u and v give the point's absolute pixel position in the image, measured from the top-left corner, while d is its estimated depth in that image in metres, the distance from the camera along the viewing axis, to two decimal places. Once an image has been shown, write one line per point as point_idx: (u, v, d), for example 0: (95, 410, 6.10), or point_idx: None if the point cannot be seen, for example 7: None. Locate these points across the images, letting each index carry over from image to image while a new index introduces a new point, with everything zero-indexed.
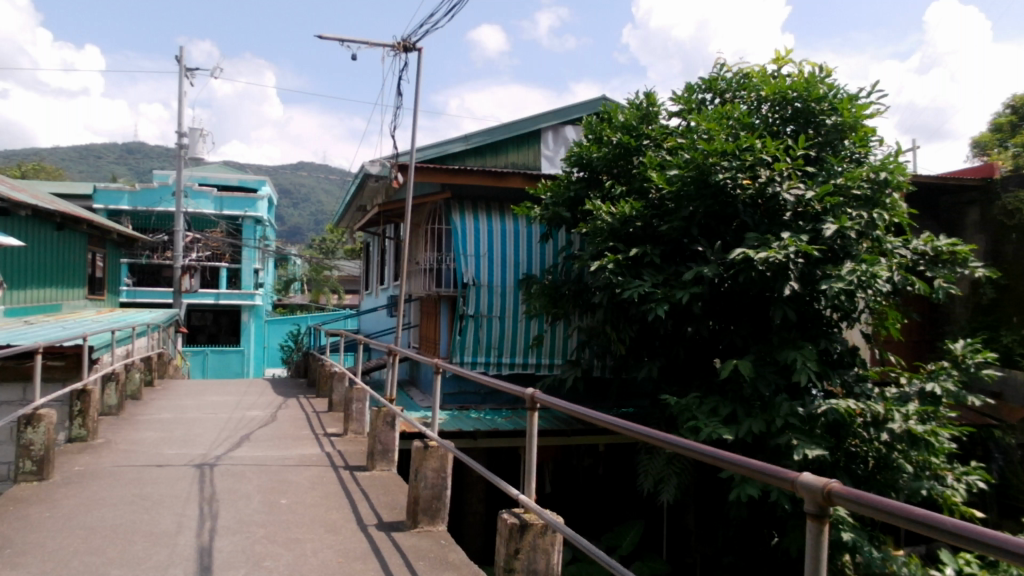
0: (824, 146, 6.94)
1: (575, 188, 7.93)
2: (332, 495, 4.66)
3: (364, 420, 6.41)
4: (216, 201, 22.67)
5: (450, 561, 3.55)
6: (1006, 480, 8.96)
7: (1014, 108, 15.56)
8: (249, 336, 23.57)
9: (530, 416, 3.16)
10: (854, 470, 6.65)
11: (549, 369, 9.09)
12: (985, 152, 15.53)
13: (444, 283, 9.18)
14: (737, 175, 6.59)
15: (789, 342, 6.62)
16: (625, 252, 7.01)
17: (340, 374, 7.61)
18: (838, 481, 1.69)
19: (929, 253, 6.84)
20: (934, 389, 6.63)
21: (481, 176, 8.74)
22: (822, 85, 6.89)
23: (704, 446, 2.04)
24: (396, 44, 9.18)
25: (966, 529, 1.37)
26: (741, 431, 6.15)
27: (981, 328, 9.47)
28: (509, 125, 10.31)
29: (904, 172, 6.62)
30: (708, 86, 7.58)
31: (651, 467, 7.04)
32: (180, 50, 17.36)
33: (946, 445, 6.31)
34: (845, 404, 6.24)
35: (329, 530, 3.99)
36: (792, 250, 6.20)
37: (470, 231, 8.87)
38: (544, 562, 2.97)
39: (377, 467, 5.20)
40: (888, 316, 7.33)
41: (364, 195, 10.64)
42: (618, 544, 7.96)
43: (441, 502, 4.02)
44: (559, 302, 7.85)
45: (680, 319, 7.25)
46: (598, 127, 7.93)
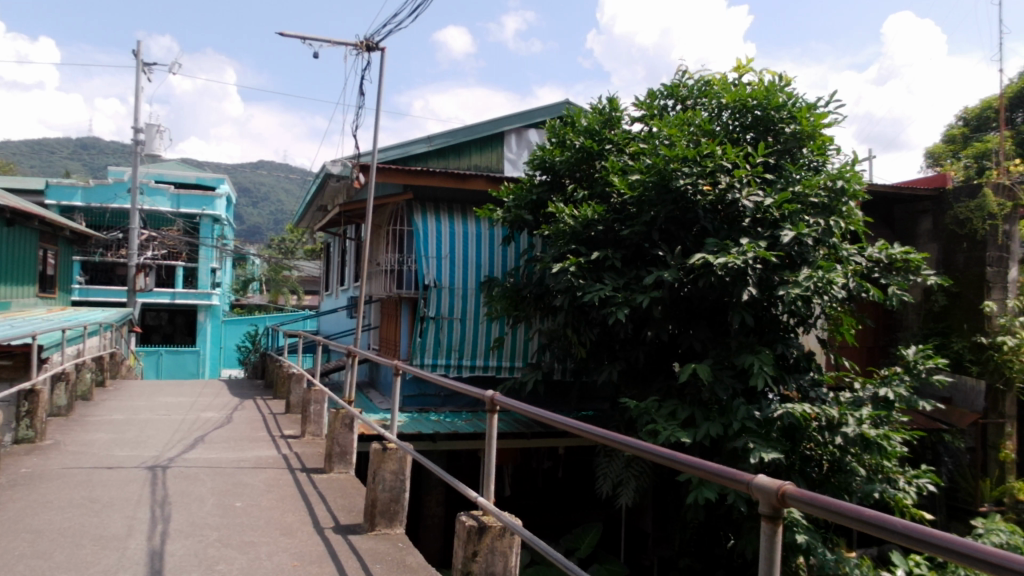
0: (782, 154, 7.06)
1: (537, 191, 7.94)
2: (287, 497, 4.60)
3: (322, 422, 6.34)
4: (172, 199, 22.23)
5: (408, 564, 3.53)
6: (954, 483, 9.19)
7: (967, 120, 16.03)
8: (206, 336, 23.24)
9: (490, 418, 3.15)
10: (809, 473, 6.78)
11: (510, 371, 9.09)
12: (937, 163, 15.97)
13: (405, 285, 9.12)
14: (698, 181, 6.65)
15: (746, 347, 6.71)
16: (587, 255, 7.05)
17: (298, 375, 7.51)
18: (792, 483, 1.71)
19: (884, 260, 6.99)
20: (887, 394, 6.77)
21: (443, 178, 8.70)
22: (781, 94, 6.99)
23: (661, 448, 2.05)
24: (358, 43, 9.08)
25: (914, 530, 1.39)
26: (699, 435, 6.21)
27: (932, 335, 9.71)
28: (472, 127, 10.30)
29: (860, 181, 6.74)
30: (669, 93, 7.63)
31: (610, 470, 7.07)
32: (138, 45, 17.05)
33: (898, 449, 6.45)
34: (801, 408, 6.34)
35: (285, 533, 3.93)
36: (751, 256, 6.29)
37: (432, 233, 8.83)
38: (502, 564, 2.96)
39: (335, 470, 5.15)
40: (844, 322, 7.45)
41: (325, 195, 10.54)
42: (576, 546, 7.99)
43: (399, 505, 4.00)
44: (520, 304, 7.85)
45: (639, 322, 7.28)
46: (561, 130, 7.94)
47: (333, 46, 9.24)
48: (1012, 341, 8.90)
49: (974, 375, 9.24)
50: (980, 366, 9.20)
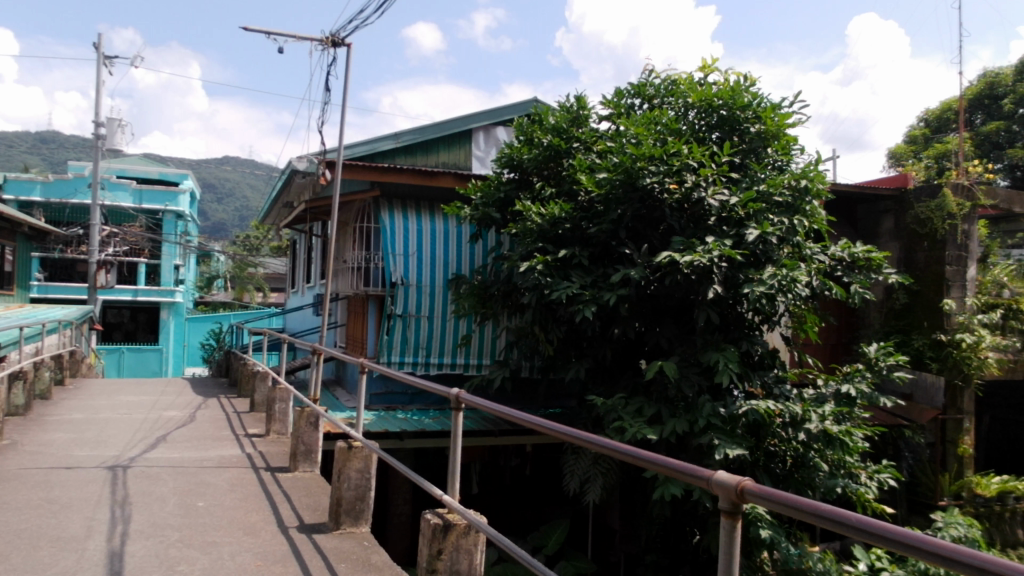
0: (747, 154, 7.13)
1: (505, 189, 7.93)
2: (251, 497, 4.55)
3: (287, 421, 6.29)
4: (135, 194, 21.87)
5: (373, 563, 3.52)
6: (915, 478, 9.35)
7: (928, 122, 16.34)
8: (169, 334, 22.91)
9: (455, 416, 3.15)
10: (773, 469, 6.87)
11: (477, 369, 9.09)
12: (899, 162, 16.24)
13: (372, 283, 9.06)
14: (664, 179, 6.70)
15: (712, 345, 6.77)
16: (554, 253, 7.06)
17: (263, 374, 7.42)
18: (751, 479, 1.73)
19: (846, 259, 7.10)
20: (849, 390, 6.88)
21: (411, 174, 8.66)
22: (747, 94, 7.06)
23: (625, 446, 2.07)
24: (324, 39, 8.99)
25: (869, 525, 1.41)
26: (665, 432, 6.26)
27: (893, 332, 9.88)
28: (440, 124, 10.26)
29: (823, 181, 6.83)
30: (636, 92, 7.68)
31: (577, 467, 7.10)
32: (99, 37, 16.74)
33: (859, 444, 6.57)
34: (765, 404, 6.41)
35: (248, 533, 3.89)
36: (716, 254, 6.34)
37: (399, 230, 8.78)
38: (467, 562, 2.96)
39: (300, 469, 5.11)
40: (807, 320, 7.55)
41: (290, 191, 10.43)
42: (543, 543, 8.01)
43: (365, 503, 3.98)
44: (487, 302, 7.85)
45: (606, 320, 7.32)
46: (529, 127, 7.95)
47: (298, 41, 9.12)
48: (970, 338, 9.20)
49: (934, 372, 9.42)
50: (939, 363, 9.39)
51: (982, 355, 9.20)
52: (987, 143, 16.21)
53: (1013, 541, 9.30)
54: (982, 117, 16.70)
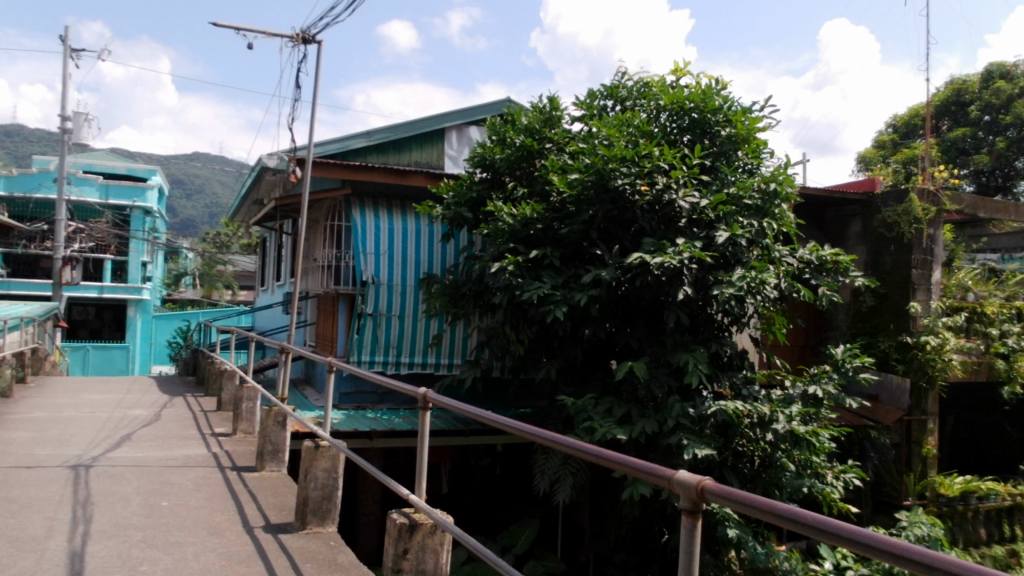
0: (718, 156, 7.19)
1: (477, 188, 7.91)
2: (217, 496, 4.51)
3: (254, 420, 6.24)
4: (101, 189, 21.56)
5: (339, 563, 3.50)
6: (880, 478, 9.48)
7: (896, 127, 16.62)
8: (136, 331, 22.61)
9: (423, 415, 3.15)
10: (740, 469, 6.94)
11: (448, 369, 9.07)
12: (868, 167, 16.49)
13: (343, 281, 9.01)
14: (635, 181, 6.74)
15: (681, 345, 6.82)
16: (526, 254, 7.07)
17: (230, 373, 7.35)
18: (711, 478, 1.74)
19: (814, 262, 7.18)
20: (816, 391, 6.97)
21: (383, 173, 8.63)
22: (718, 97, 7.12)
23: (589, 445, 2.09)
24: (294, 35, 8.93)
25: (824, 523, 1.45)
26: (634, 432, 6.30)
27: (860, 334, 10.05)
28: (413, 123, 10.24)
29: (793, 184, 6.89)
30: (609, 93, 7.71)
31: (547, 467, 7.12)
32: (65, 30, 16.48)
33: (826, 445, 6.65)
34: (733, 405, 6.49)
35: (213, 533, 3.86)
36: (686, 256, 6.40)
37: (371, 229, 8.75)
38: (433, 561, 2.96)
39: (266, 468, 5.07)
40: (776, 321, 7.61)
41: (260, 188, 10.34)
42: (512, 544, 8.02)
43: (331, 502, 3.96)
44: (459, 301, 7.84)
45: (577, 321, 7.34)
46: (502, 128, 7.95)
47: (269, 37, 9.06)
48: (935, 340, 9.34)
49: (899, 373, 9.59)
50: (905, 365, 9.54)
51: (947, 357, 9.32)
52: (953, 149, 16.53)
53: (974, 540, 9.49)
54: (948, 123, 16.96)
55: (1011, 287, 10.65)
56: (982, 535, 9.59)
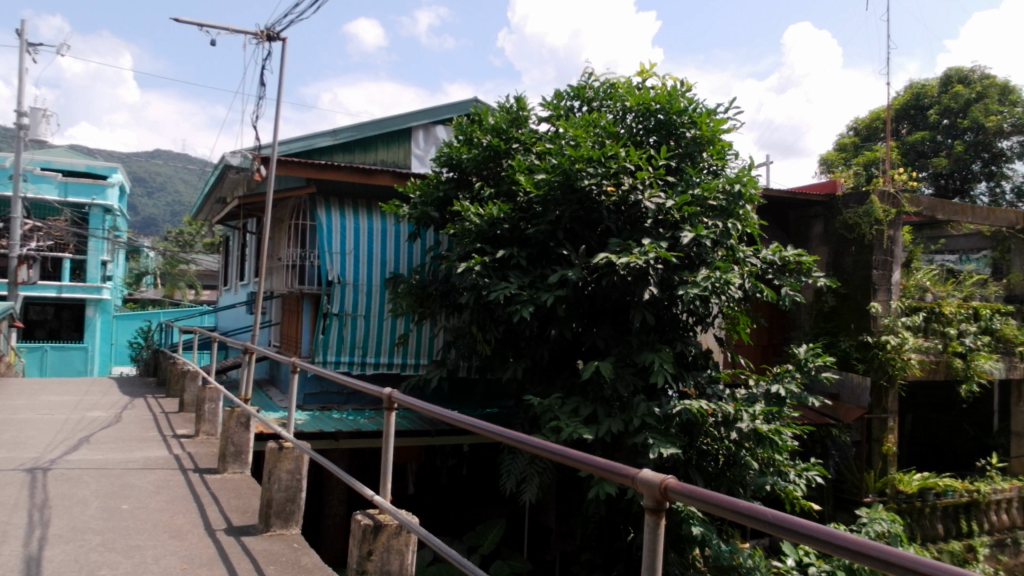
0: (683, 158, 7.25)
1: (444, 188, 7.89)
2: (179, 499, 4.44)
3: (217, 421, 6.17)
4: (60, 187, 21.15)
5: (303, 565, 3.47)
6: (842, 475, 9.63)
7: (857, 130, 16.89)
8: (96, 331, 22.21)
9: (388, 416, 3.13)
10: (705, 467, 7.00)
11: (414, 369, 9.03)
12: (830, 169, 16.75)
13: (308, 281, 8.93)
14: (602, 181, 6.77)
15: (647, 345, 6.86)
16: (492, 254, 7.07)
17: (192, 373, 7.25)
18: (674, 477, 1.76)
19: (777, 263, 7.27)
20: (779, 390, 7.06)
21: (349, 172, 8.56)
22: (683, 99, 7.18)
23: (554, 445, 2.10)
24: (258, 32, 8.82)
25: (783, 520, 1.47)
26: (600, 431, 6.33)
27: (823, 333, 10.21)
28: (379, 121, 10.18)
29: (756, 186, 6.94)
30: (576, 94, 7.74)
31: (513, 467, 7.12)
32: (22, 24, 16.14)
33: (788, 443, 6.74)
34: (698, 404, 6.55)
35: (174, 536, 3.80)
36: (652, 256, 6.44)
37: (336, 228, 8.69)
38: (397, 563, 2.94)
39: (229, 470, 5.01)
40: (740, 321, 7.68)
41: (223, 187, 10.21)
42: (479, 544, 8.01)
43: (295, 504, 3.92)
44: (425, 301, 7.82)
45: (544, 321, 7.35)
46: (468, 127, 7.94)
47: (233, 34, 8.96)
48: (895, 340, 9.50)
49: (860, 372, 9.75)
50: (865, 364, 9.70)
51: (906, 356, 9.50)
52: (913, 152, 16.83)
53: (932, 535, 9.68)
54: (907, 127, 17.27)
55: (968, 287, 10.89)
56: (939, 531, 9.77)
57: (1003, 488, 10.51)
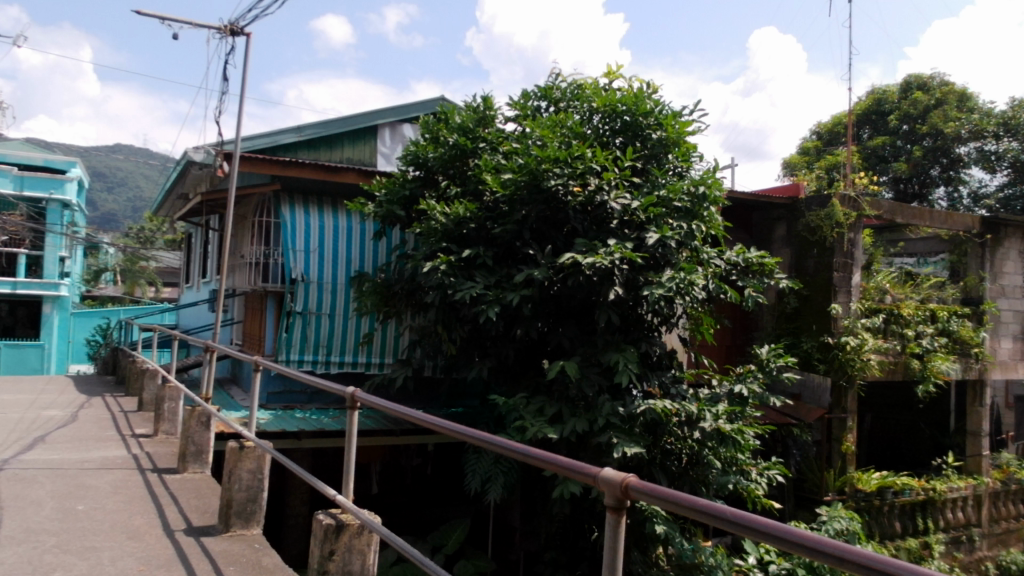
0: (649, 159, 7.30)
1: (410, 187, 7.85)
2: (137, 499, 4.37)
3: (177, 421, 6.08)
4: (16, 181, 20.69)
5: (264, 566, 3.43)
6: (802, 474, 9.79)
7: (820, 134, 17.15)
8: (53, 329, 21.77)
9: (351, 415, 3.11)
10: (669, 466, 7.05)
11: (379, 368, 8.99)
12: (793, 172, 16.99)
13: (271, 279, 8.82)
14: (568, 182, 6.78)
15: (612, 345, 6.90)
16: (458, 253, 7.05)
17: (152, 372, 7.14)
18: (635, 475, 1.76)
19: (741, 264, 7.34)
20: (742, 390, 7.14)
21: (313, 169, 8.49)
22: (649, 101, 7.24)
23: (517, 444, 2.10)
24: (222, 27, 8.71)
25: (742, 517, 1.48)
26: (565, 431, 6.35)
27: (784, 334, 10.36)
28: (345, 119, 10.11)
29: (721, 188, 7.00)
30: (543, 94, 7.76)
31: (478, 466, 7.11)
32: None
33: (750, 442, 6.82)
34: (662, 403, 6.59)
35: (132, 537, 3.74)
36: (617, 257, 6.48)
37: (300, 226, 8.62)
38: (359, 562, 2.93)
39: (189, 470, 4.94)
40: (703, 321, 7.75)
41: (185, 183, 10.06)
42: (443, 543, 7.99)
43: (256, 504, 3.88)
44: (390, 300, 7.78)
45: (510, 321, 7.35)
46: (435, 126, 7.93)
47: (195, 28, 8.84)
48: (854, 341, 9.66)
49: (821, 373, 9.91)
50: (826, 364, 9.86)
51: (864, 357, 9.67)
52: (874, 157, 17.11)
53: (890, 533, 9.85)
54: (869, 131, 17.56)
55: (926, 289, 11.11)
56: (896, 528, 9.94)
57: (959, 486, 10.74)
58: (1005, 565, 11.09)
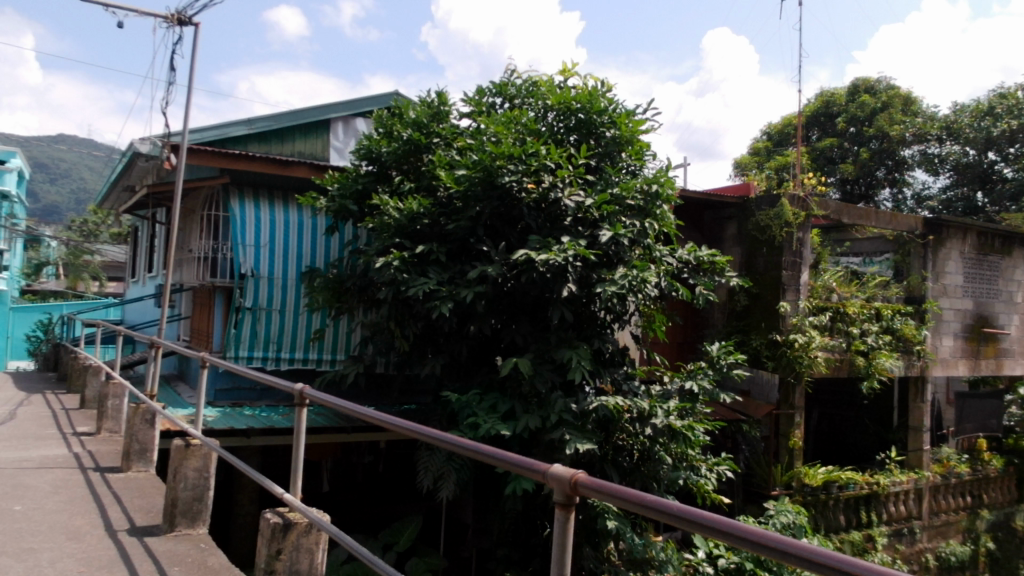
0: (603, 157, 7.34)
1: (363, 182, 7.78)
2: (77, 499, 4.26)
3: (120, 419, 5.94)
4: None
5: (209, 566, 3.37)
6: (751, 469, 9.96)
7: (770, 135, 17.44)
8: None
9: (299, 413, 3.07)
10: (620, 463, 7.11)
11: (331, 365, 8.90)
12: (743, 172, 17.25)
13: (220, 274, 8.66)
14: (522, 178, 6.79)
15: (565, 342, 6.92)
16: (411, 249, 7.00)
17: (95, 369, 6.96)
18: (585, 472, 1.77)
19: (692, 262, 7.43)
20: (692, 387, 7.24)
21: (264, 163, 8.36)
22: (603, 99, 7.27)
23: (467, 441, 2.10)
24: (169, 16, 8.52)
25: (689, 513, 1.50)
26: (518, 427, 6.35)
27: (734, 332, 10.53)
28: (297, 112, 9.97)
29: (673, 187, 7.06)
30: (498, 91, 7.76)
31: (431, 463, 7.08)
32: None
33: (700, 438, 6.93)
34: (614, 400, 6.64)
35: (72, 538, 3.64)
36: (571, 254, 6.50)
37: (250, 220, 8.48)
38: (307, 562, 2.89)
39: (133, 468, 4.83)
40: (655, 319, 7.82)
41: (131, 175, 9.84)
42: (395, 541, 7.94)
43: (202, 503, 3.81)
44: (342, 296, 7.69)
45: (463, 317, 7.34)
46: (389, 121, 7.87)
47: (141, 16, 8.63)
48: (802, 339, 9.85)
49: (769, 369, 10.09)
50: (774, 361, 10.03)
51: (812, 354, 9.87)
52: (822, 158, 17.41)
53: (835, 526, 10.07)
54: (817, 133, 17.91)
55: (871, 289, 11.38)
56: (841, 521, 10.17)
57: (901, 479, 11.03)
58: (944, 557, 11.43)
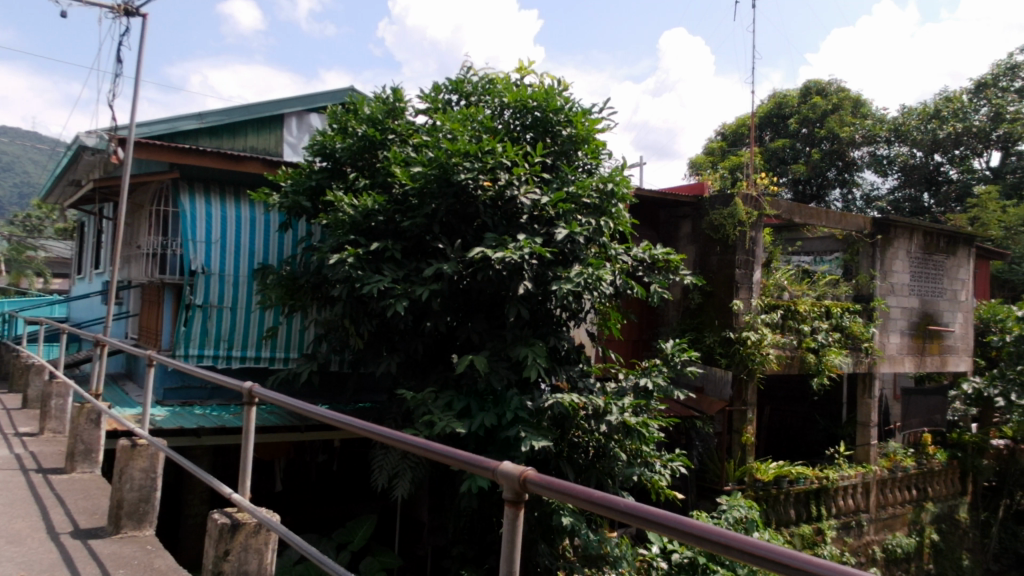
0: (559, 155, 7.37)
1: (316, 178, 7.69)
2: (18, 501, 4.14)
3: (64, 419, 5.81)
4: None
5: (156, 568, 3.31)
6: (704, 465, 10.10)
7: (724, 135, 17.64)
8: None
9: (248, 411, 3.02)
10: (576, 460, 7.14)
11: (284, 363, 8.79)
12: (698, 171, 17.43)
13: (169, 270, 8.49)
14: (478, 176, 6.78)
15: (521, 340, 6.93)
16: (366, 246, 6.95)
17: (38, 368, 6.78)
18: (533, 469, 1.78)
19: (647, 260, 7.49)
20: (646, 384, 7.29)
21: (215, 157, 8.22)
22: (559, 98, 7.29)
23: (418, 439, 2.09)
24: (117, 7, 8.31)
25: (636, 508, 1.51)
26: (474, 425, 6.36)
27: (688, 329, 10.65)
28: (249, 107, 9.82)
29: (628, 185, 7.11)
30: (454, 88, 7.74)
31: (385, 461, 7.04)
32: None
33: (654, 435, 6.99)
34: (569, 398, 6.68)
35: (11, 541, 3.54)
36: (527, 252, 6.51)
37: (201, 216, 8.34)
38: (256, 562, 2.86)
39: (77, 469, 4.70)
40: (611, 316, 7.87)
41: (76, 170, 9.60)
42: (349, 540, 7.87)
43: (149, 505, 3.74)
44: (296, 293, 7.60)
45: (419, 314, 7.30)
46: (343, 116, 7.78)
47: (86, 6, 8.41)
48: (754, 336, 10.01)
49: (722, 366, 10.24)
50: (727, 359, 10.17)
51: (764, 351, 10.06)
52: (775, 159, 17.46)
53: (785, 519, 10.26)
54: (770, 133, 18.13)
55: (821, 287, 11.60)
56: (792, 515, 10.37)
57: (849, 474, 11.28)
58: (890, 549, 11.72)
